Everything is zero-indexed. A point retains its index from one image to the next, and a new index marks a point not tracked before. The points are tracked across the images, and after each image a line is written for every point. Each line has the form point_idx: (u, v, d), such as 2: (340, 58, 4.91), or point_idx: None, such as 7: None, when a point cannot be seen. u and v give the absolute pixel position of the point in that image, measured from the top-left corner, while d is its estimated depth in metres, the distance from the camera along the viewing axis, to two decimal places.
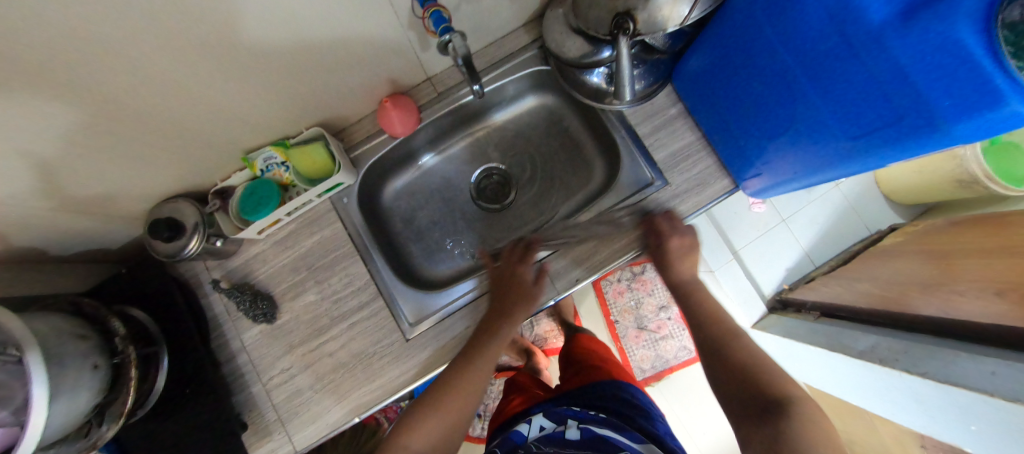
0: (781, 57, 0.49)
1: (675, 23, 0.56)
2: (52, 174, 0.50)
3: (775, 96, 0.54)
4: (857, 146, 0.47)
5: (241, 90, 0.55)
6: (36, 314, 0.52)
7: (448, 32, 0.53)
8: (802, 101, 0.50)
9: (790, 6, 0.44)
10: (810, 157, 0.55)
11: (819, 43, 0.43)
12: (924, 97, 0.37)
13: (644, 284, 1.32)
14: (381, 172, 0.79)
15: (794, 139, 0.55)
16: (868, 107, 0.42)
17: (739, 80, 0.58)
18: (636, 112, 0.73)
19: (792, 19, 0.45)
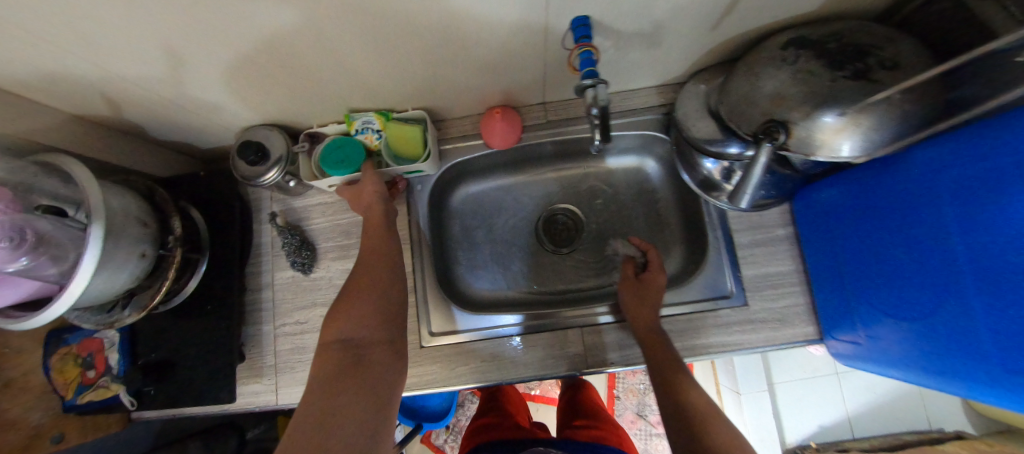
0: (954, 244, 0.42)
1: (825, 152, 0.49)
2: (183, 73, 0.51)
3: (922, 278, 0.47)
4: (1003, 381, 0.38)
5: (375, 58, 0.55)
6: (116, 189, 0.54)
7: (591, 77, 0.51)
8: (958, 300, 0.42)
9: (994, 199, 0.38)
10: (930, 361, 0.47)
11: (1011, 254, 0.37)
12: None
13: None
14: (462, 172, 0.78)
15: (921, 333, 0.47)
16: None
17: (884, 244, 0.51)
18: (740, 217, 0.67)
19: (986, 215, 0.39)
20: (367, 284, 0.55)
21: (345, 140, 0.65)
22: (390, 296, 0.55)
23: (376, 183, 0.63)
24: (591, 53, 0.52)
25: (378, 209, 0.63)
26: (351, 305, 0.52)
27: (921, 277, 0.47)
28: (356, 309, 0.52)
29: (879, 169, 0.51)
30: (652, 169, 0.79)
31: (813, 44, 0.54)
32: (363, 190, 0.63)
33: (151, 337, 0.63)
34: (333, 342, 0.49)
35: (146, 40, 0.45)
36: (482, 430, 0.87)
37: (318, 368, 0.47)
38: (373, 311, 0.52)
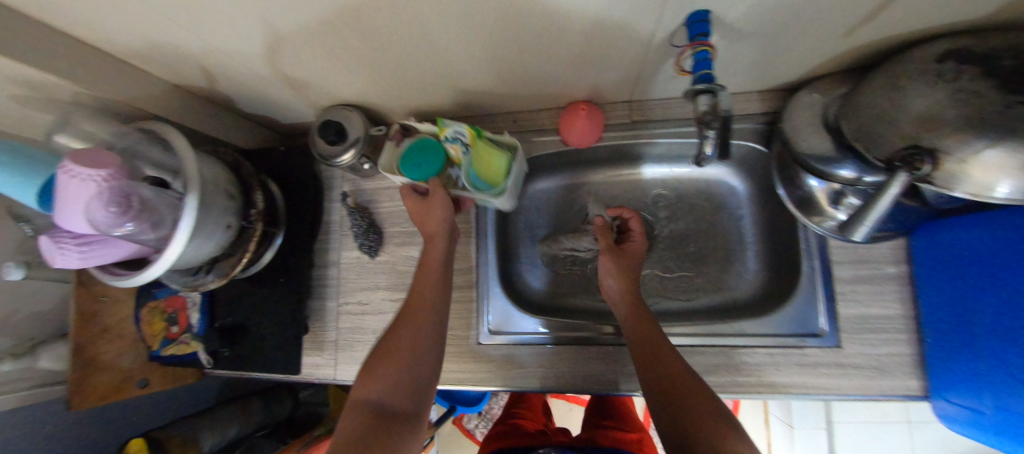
0: None
1: (976, 193, 0.41)
2: (277, 50, 0.51)
3: None
4: None
5: (465, 46, 0.52)
6: (208, 160, 0.56)
7: (705, 81, 0.46)
8: None
9: None
10: None
11: None
12: None
13: None
14: (533, 168, 0.74)
15: None
16: None
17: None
18: (844, 248, 0.60)
19: None
20: (409, 334, 0.53)
21: (430, 143, 0.60)
22: (422, 353, 0.53)
23: (444, 210, 0.61)
24: (708, 53, 0.46)
25: (437, 252, 0.61)
26: (391, 350, 0.52)
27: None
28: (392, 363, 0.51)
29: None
30: (738, 182, 0.72)
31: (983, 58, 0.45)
32: (429, 213, 0.61)
33: (228, 301, 0.67)
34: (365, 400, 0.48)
35: (246, 16, 0.44)
36: (506, 435, 0.88)
37: (345, 427, 0.46)
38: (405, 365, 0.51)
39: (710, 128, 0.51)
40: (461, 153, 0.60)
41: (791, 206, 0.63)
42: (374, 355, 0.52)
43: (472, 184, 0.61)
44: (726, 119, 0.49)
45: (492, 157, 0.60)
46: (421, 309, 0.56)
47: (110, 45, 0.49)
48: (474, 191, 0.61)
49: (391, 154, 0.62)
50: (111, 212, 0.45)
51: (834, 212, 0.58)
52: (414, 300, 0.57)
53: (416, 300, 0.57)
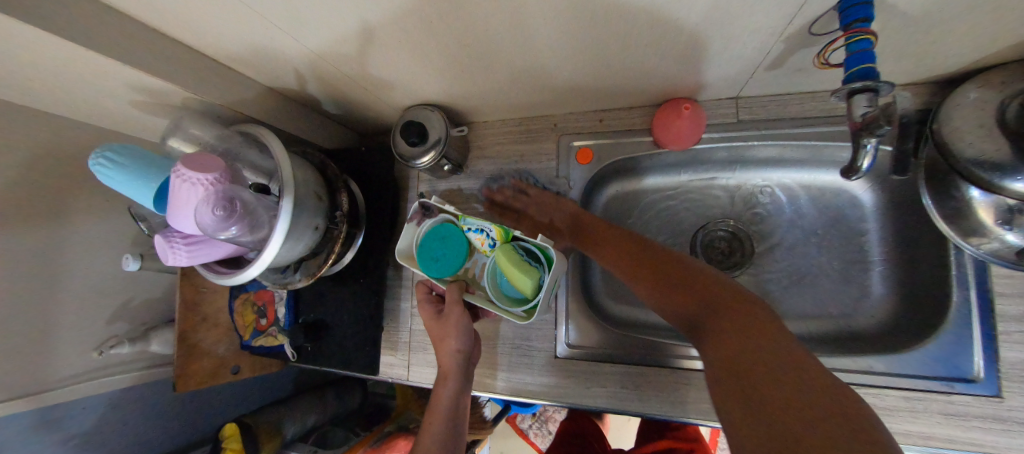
0: None
1: None
2: (368, 51, 0.49)
3: None
4: None
5: (561, 42, 0.47)
6: (299, 162, 0.56)
7: (864, 79, 0.39)
8: None
9: None
10: None
11: None
12: None
13: None
14: (619, 172, 0.69)
15: None
16: None
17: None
18: (1013, 278, 0.49)
19: None
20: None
21: (452, 233, 0.58)
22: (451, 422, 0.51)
23: (458, 339, 0.55)
24: (869, 43, 0.38)
25: (446, 395, 0.53)
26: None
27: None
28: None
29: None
30: (864, 191, 0.61)
31: None
32: (444, 342, 0.56)
33: (311, 298, 0.69)
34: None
35: (342, 16, 0.43)
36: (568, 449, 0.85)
37: None
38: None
39: (868, 135, 0.43)
40: (486, 245, 0.58)
41: (940, 222, 0.53)
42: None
43: (495, 287, 0.57)
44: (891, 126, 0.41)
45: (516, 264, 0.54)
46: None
47: (214, 50, 0.50)
48: (495, 296, 0.56)
49: (410, 238, 0.59)
50: (218, 215, 0.46)
51: (1003, 234, 0.47)
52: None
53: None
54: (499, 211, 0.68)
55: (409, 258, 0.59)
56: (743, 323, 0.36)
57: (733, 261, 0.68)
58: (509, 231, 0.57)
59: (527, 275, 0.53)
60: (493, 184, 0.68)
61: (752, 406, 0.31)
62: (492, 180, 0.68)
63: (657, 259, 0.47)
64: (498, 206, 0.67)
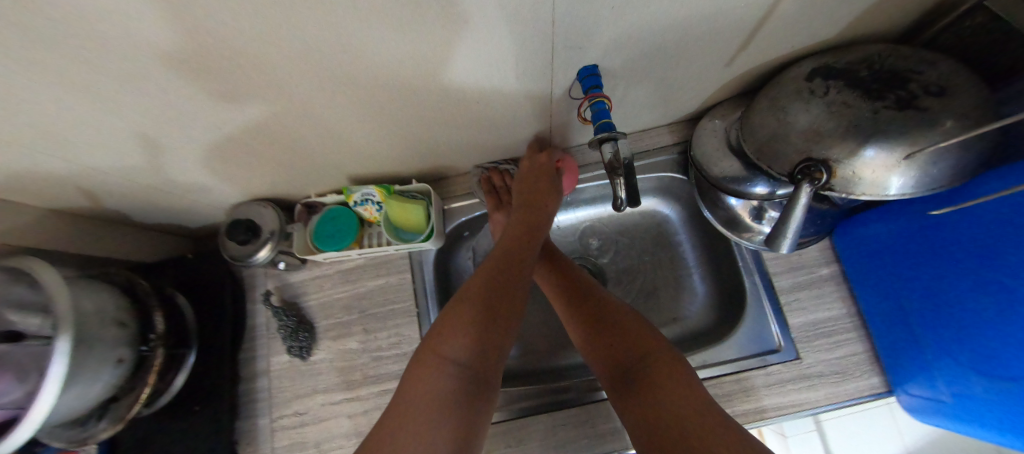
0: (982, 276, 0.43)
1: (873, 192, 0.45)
2: (162, 157, 0.47)
3: (971, 314, 0.45)
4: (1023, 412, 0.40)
5: (367, 127, 0.51)
6: (89, 288, 0.49)
7: (607, 129, 0.48)
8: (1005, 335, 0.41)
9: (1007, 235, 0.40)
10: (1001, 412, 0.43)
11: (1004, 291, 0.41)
12: None
13: None
14: (472, 227, 0.73)
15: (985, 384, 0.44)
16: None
17: (951, 292, 0.47)
18: (777, 259, 0.62)
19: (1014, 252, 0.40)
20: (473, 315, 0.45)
21: (342, 212, 0.62)
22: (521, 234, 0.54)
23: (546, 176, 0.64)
24: (604, 103, 0.48)
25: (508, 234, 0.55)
26: (443, 342, 0.44)
27: (1000, 321, 0.42)
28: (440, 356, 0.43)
29: (950, 206, 0.46)
30: (669, 209, 0.74)
31: (839, 74, 0.50)
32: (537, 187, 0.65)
33: (133, 447, 0.57)
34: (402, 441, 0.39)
35: (124, 129, 0.41)
36: None
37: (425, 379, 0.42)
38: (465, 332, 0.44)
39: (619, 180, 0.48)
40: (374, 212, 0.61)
41: (719, 226, 0.65)
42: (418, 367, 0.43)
43: (398, 238, 0.63)
44: (629, 167, 0.48)
45: (407, 205, 0.60)
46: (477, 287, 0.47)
47: None
48: (402, 244, 0.62)
49: (304, 235, 0.62)
50: None
51: (760, 227, 0.60)
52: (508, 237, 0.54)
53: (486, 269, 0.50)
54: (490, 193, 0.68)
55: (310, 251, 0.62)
56: (669, 376, 0.45)
57: None
58: (390, 187, 0.61)
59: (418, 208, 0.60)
60: (498, 166, 0.68)
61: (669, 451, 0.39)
62: (502, 162, 0.68)
63: (600, 306, 0.54)
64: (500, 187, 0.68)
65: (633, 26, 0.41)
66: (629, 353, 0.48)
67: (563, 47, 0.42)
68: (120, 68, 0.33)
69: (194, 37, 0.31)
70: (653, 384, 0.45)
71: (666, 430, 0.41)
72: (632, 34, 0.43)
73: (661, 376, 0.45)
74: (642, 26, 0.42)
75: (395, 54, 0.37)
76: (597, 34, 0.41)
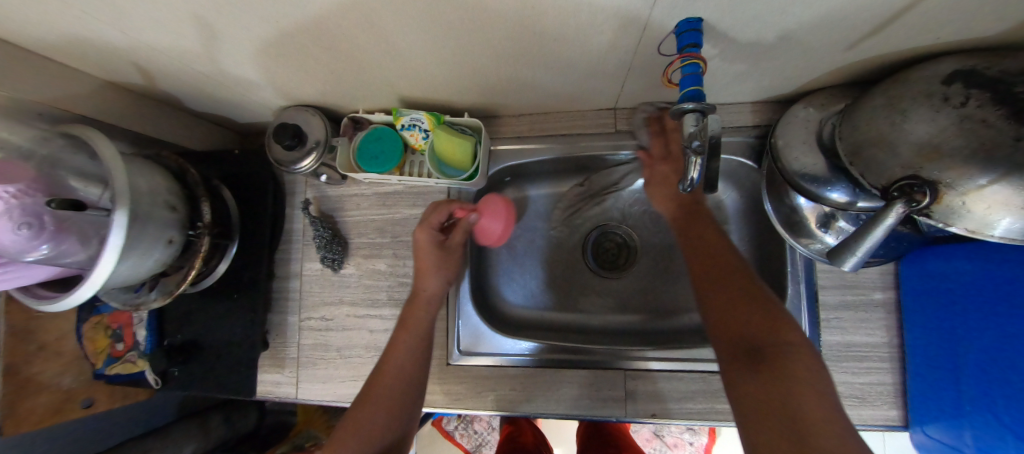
0: None
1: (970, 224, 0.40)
2: (217, 46, 0.45)
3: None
4: None
5: (427, 48, 0.46)
6: (142, 166, 0.50)
7: (694, 98, 0.43)
8: None
9: None
10: None
11: None
12: None
13: (677, 447, 1.20)
14: (515, 174, 0.70)
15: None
16: None
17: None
18: (831, 273, 0.58)
19: None
20: (409, 342, 0.53)
21: (387, 134, 0.59)
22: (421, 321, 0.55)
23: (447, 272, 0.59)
24: (697, 67, 0.42)
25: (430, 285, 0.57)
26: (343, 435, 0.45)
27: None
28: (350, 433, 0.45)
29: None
30: (725, 195, 0.69)
31: (991, 82, 0.41)
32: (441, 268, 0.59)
33: (178, 317, 0.62)
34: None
35: (177, 11, 0.38)
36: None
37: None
38: (375, 414, 0.47)
39: (695, 157, 0.44)
40: (420, 140, 0.59)
41: (778, 226, 0.60)
42: (354, 406, 0.48)
43: (439, 171, 0.60)
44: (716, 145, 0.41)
45: (454, 138, 0.57)
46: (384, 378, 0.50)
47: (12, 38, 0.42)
48: (444, 179, 0.61)
49: (347, 150, 0.60)
50: (21, 233, 0.40)
51: (823, 236, 0.55)
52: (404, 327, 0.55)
53: (406, 324, 0.55)
54: (654, 133, 0.59)
55: (352, 169, 0.61)
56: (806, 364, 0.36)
57: (622, 262, 0.73)
58: (440, 116, 0.58)
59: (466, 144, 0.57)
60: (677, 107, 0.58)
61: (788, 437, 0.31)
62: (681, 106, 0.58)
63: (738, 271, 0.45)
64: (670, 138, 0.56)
65: None
66: (763, 325, 0.39)
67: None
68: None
69: None
70: (788, 363, 0.36)
71: (787, 415, 0.33)
72: None
73: (800, 361, 0.36)
74: None
75: None
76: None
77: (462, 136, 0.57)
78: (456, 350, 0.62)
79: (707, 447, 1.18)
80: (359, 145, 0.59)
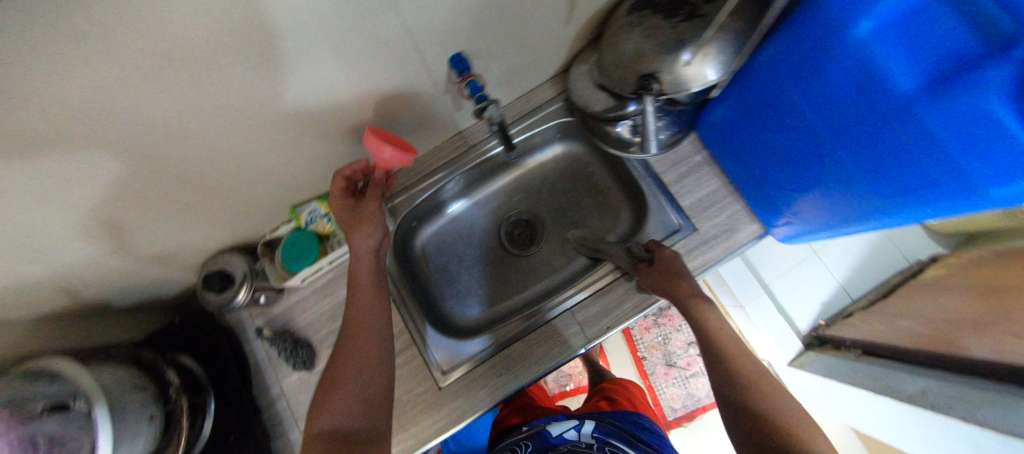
0: (783, 124, 0.58)
1: (699, 83, 0.57)
2: (125, 235, 0.55)
3: (786, 151, 0.60)
4: (839, 195, 0.56)
5: (286, 151, 0.60)
6: (103, 365, 0.56)
7: (483, 99, 0.61)
8: (812, 155, 0.57)
9: (781, 94, 0.55)
10: (825, 205, 0.60)
11: (798, 132, 0.57)
12: (855, 167, 0.51)
13: (692, 364, 1.31)
14: (419, 216, 0.84)
15: (815, 191, 0.60)
16: (829, 168, 0.55)
17: (777, 147, 0.62)
18: (661, 161, 0.76)
19: (789, 99, 0.55)
20: (366, 306, 0.62)
21: (299, 235, 0.70)
22: (364, 279, 0.64)
23: (371, 226, 0.66)
24: (476, 81, 0.61)
25: (362, 235, 0.65)
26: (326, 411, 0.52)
27: (815, 152, 0.56)
28: (338, 394, 0.53)
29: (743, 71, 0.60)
30: (574, 149, 0.88)
31: (647, 3, 0.63)
32: (360, 219, 0.66)
33: None
34: (319, 433, 0.50)
35: (85, 219, 0.48)
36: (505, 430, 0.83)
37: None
38: (355, 374, 0.55)
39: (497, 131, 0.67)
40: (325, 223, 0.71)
41: (612, 149, 0.78)
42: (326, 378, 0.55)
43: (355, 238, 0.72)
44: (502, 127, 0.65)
45: None
46: (357, 332, 0.59)
47: None
48: None
49: (274, 267, 0.71)
50: None
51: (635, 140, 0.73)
52: (355, 282, 0.64)
53: (357, 286, 0.64)
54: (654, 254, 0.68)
55: (283, 278, 0.70)
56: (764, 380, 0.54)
57: (535, 237, 0.88)
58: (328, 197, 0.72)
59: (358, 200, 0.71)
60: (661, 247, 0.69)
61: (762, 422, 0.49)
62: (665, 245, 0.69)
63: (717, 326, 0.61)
64: (687, 271, 0.65)
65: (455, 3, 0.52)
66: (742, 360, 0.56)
67: (418, 37, 0.54)
68: (79, 155, 0.42)
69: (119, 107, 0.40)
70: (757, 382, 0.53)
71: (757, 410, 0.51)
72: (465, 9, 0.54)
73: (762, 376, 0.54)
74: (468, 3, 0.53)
75: (279, 74, 0.48)
76: (437, 23, 0.54)
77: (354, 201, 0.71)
78: (436, 371, 0.71)
79: None
80: (280, 253, 0.70)
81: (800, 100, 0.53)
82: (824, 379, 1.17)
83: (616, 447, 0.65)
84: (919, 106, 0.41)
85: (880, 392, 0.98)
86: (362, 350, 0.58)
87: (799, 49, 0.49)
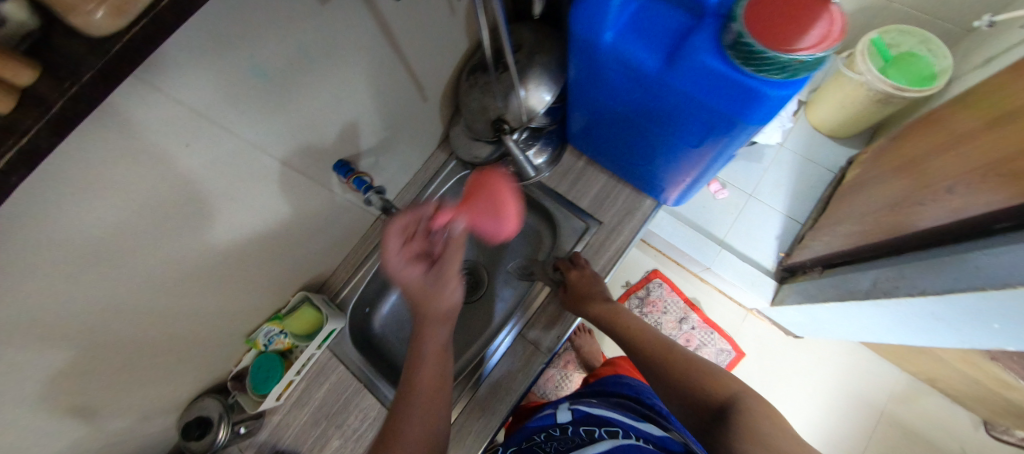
0: (608, 119, 0.70)
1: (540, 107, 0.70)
2: (94, 415, 0.60)
3: (623, 137, 0.71)
4: (676, 156, 0.67)
5: (226, 290, 0.69)
6: None
7: (369, 190, 0.72)
8: (640, 134, 0.68)
9: (592, 98, 0.67)
10: (673, 167, 0.70)
11: (622, 121, 0.68)
12: (669, 132, 0.62)
13: (690, 338, 1.41)
14: (369, 300, 0.93)
15: (661, 159, 0.70)
16: (656, 139, 0.66)
17: (617, 138, 0.73)
18: (552, 176, 0.87)
19: (598, 101, 0.67)
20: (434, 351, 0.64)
21: (262, 359, 0.76)
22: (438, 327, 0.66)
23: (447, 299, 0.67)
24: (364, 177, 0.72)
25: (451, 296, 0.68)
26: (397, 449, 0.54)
27: (640, 131, 0.67)
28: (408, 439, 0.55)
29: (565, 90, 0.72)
30: None
31: (477, 65, 0.77)
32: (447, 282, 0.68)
33: None
34: None
35: (56, 414, 0.54)
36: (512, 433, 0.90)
37: None
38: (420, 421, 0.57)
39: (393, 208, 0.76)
40: (282, 339, 0.77)
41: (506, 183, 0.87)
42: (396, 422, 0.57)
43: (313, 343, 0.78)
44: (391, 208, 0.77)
45: (296, 315, 0.80)
46: (423, 382, 0.61)
47: None
48: (316, 340, 0.77)
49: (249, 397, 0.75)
50: None
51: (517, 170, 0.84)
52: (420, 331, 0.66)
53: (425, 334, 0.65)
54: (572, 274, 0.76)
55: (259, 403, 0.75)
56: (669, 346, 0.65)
57: (478, 282, 0.95)
58: (279, 317, 0.80)
59: (304, 308, 0.81)
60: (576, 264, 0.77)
61: (682, 379, 0.59)
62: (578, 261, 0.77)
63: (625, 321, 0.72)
64: (599, 285, 0.73)
65: (313, 120, 0.63)
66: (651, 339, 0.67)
67: (297, 160, 0.66)
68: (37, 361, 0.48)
69: (65, 311, 0.48)
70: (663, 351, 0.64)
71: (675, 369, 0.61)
72: (328, 123, 0.66)
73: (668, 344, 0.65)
74: (327, 117, 0.65)
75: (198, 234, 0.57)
76: (310, 143, 0.66)
77: (301, 311, 0.81)
78: None
79: (702, 318, 1.43)
80: (250, 380, 0.75)
81: (604, 99, 0.65)
82: (801, 307, 1.17)
83: (590, 418, 0.68)
84: (667, 77, 0.52)
85: (844, 298, 1.01)
86: (433, 401, 0.60)
87: (580, 67, 0.62)
